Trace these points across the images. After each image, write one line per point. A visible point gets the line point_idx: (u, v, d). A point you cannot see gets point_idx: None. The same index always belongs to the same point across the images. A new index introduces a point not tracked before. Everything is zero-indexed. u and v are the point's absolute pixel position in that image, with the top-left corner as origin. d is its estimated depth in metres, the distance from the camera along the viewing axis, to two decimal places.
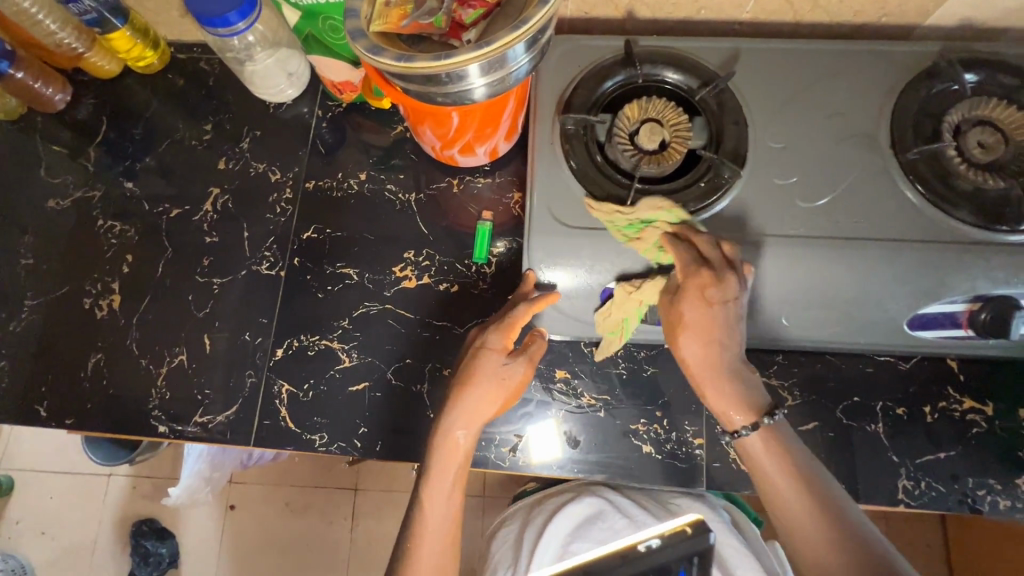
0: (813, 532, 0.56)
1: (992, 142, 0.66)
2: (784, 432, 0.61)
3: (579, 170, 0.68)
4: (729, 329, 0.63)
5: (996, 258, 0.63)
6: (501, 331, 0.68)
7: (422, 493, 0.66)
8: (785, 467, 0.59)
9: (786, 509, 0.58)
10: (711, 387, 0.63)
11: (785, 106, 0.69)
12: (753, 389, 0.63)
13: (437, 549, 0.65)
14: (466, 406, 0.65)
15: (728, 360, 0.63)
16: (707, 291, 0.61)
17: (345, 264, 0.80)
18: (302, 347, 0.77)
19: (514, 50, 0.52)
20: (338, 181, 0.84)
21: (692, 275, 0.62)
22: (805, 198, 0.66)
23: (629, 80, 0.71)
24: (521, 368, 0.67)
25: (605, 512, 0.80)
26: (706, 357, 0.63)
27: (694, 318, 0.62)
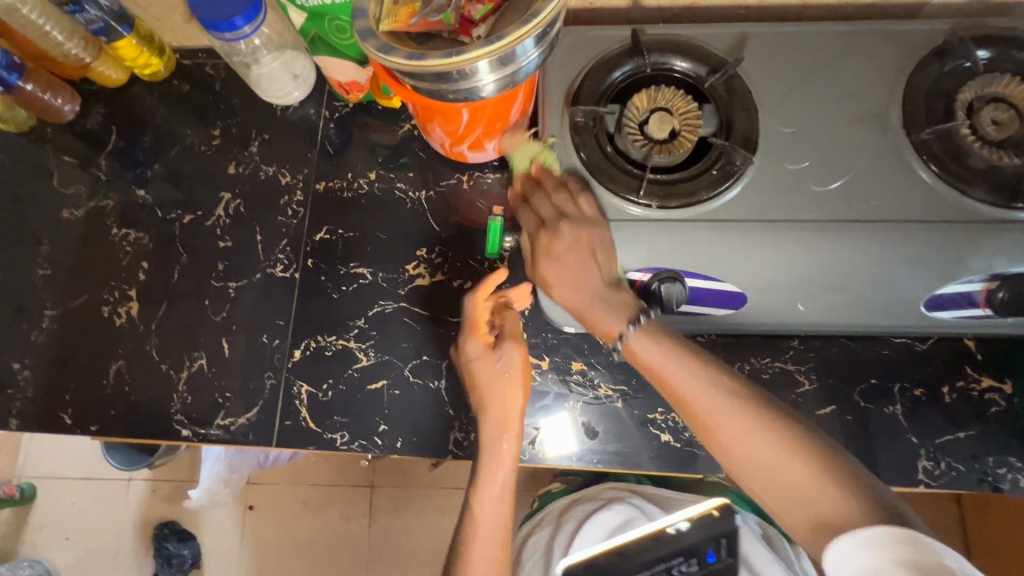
0: (725, 417, 0.56)
1: (1006, 118, 0.66)
2: (658, 325, 0.62)
3: (590, 162, 0.68)
4: (582, 261, 0.66)
5: (1012, 235, 0.63)
6: (475, 337, 0.70)
7: (473, 498, 0.68)
8: (676, 360, 0.59)
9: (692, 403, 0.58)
10: (590, 314, 0.65)
11: (796, 89, 0.69)
12: (620, 302, 0.64)
13: (492, 553, 0.67)
14: (494, 413, 0.67)
15: (588, 292, 0.66)
16: (552, 245, 0.68)
17: (358, 264, 0.81)
18: (320, 347, 0.78)
19: (523, 45, 0.53)
20: (347, 181, 0.84)
21: (537, 237, 0.70)
22: (818, 182, 0.66)
23: (636, 69, 0.70)
24: (516, 352, 0.68)
25: (635, 518, 0.83)
26: (574, 296, 0.66)
27: (550, 270, 0.68)
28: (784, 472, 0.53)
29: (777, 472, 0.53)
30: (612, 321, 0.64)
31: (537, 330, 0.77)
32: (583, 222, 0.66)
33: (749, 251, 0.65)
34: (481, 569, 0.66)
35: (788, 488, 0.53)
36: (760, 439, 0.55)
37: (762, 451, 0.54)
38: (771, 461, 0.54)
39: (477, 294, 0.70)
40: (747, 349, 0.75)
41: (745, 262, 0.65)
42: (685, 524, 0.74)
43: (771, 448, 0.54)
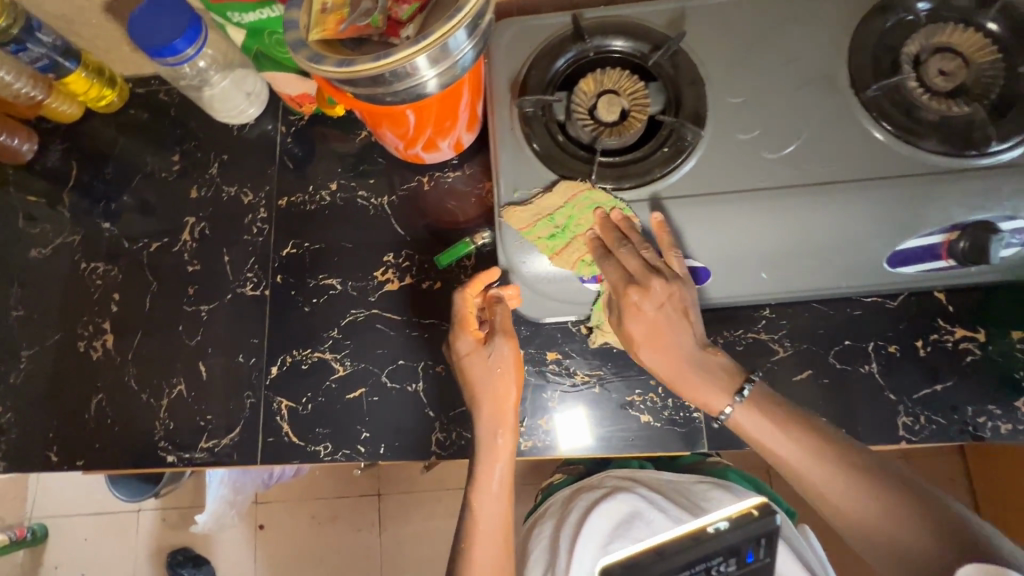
0: (825, 482, 0.58)
1: (953, 68, 0.66)
2: (757, 391, 0.63)
3: (543, 152, 0.68)
4: (673, 325, 0.64)
5: (969, 184, 0.62)
6: (464, 333, 0.68)
7: (472, 497, 0.67)
8: (774, 427, 0.61)
9: (791, 466, 0.60)
10: (682, 385, 0.65)
11: (743, 57, 0.68)
12: (711, 365, 0.64)
13: (494, 550, 0.66)
14: (487, 412, 0.67)
15: (686, 352, 0.64)
16: (642, 302, 0.64)
17: (327, 275, 0.81)
18: (296, 362, 0.78)
19: (455, 37, 0.53)
20: (310, 194, 0.84)
21: (624, 291, 0.64)
22: (771, 148, 0.66)
23: (580, 54, 0.69)
24: (506, 347, 0.67)
25: (641, 510, 0.83)
26: (669, 358, 0.65)
27: (639, 330, 0.65)
28: (882, 531, 0.54)
29: (866, 521, 0.55)
30: (713, 394, 0.63)
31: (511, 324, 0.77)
32: (672, 279, 0.64)
33: (708, 226, 0.65)
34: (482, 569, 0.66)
35: (865, 530, 0.56)
36: (845, 484, 0.57)
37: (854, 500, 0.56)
38: (841, 503, 0.57)
39: (466, 290, 0.68)
40: (719, 323, 0.75)
41: (699, 239, 0.66)
42: (724, 523, 0.70)
43: (870, 508, 0.55)
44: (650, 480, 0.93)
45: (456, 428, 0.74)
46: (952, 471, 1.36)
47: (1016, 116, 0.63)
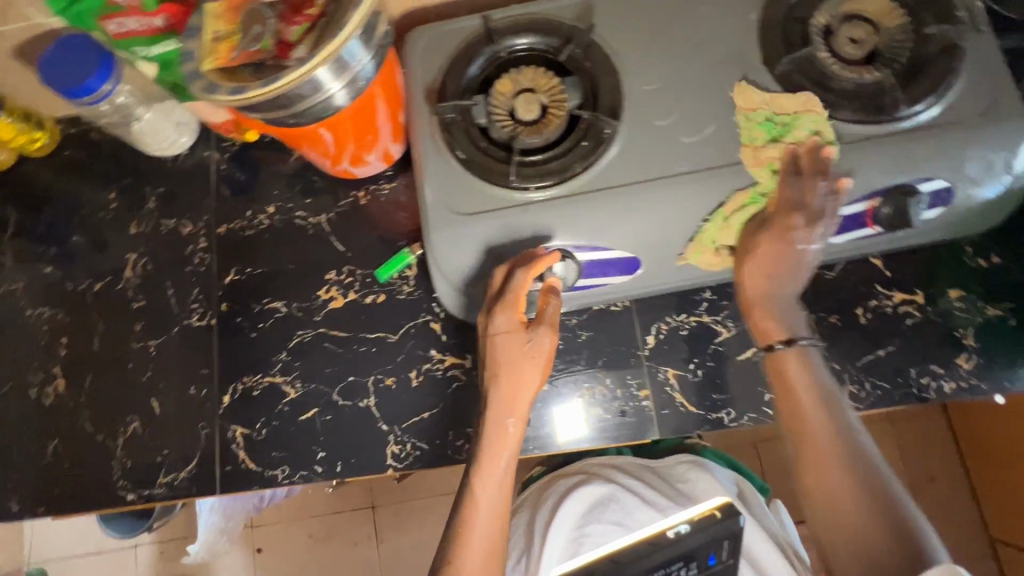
0: (837, 469, 0.57)
1: (863, 35, 0.66)
2: (811, 356, 0.62)
3: (467, 158, 0.68)
4: (793, 267, 0.64)
5: (884, 149, 0.63)
6: (509, 311, 0.65)
7: (473, 479, 0.64)
8: (815, 395, 0.60)
9: (809, 438, 0.59)
10: (761, 309, 0.65)
11: (655, 44, 0.68)
12: (795, 320, 0.65)
13: (487, 534, 0.63)
14: (507, 391, 0.66)
15: (782, 297, 0.65)
16: (790, 225, 0.62)
17: (272, 298, 0.81)
18: (247, 389, 0.78)
19: (348, 48, 0.54)
20: (248, 219, 0.84)
21: (783, 215, 0.62)
22: (688, 132, 0.65)
23: (493, 55, 0.69)
24: (547, 338, 0.66)
25: (617, 492, 0.84)
26: (760, 285, 0.65)
27: (766, 248, 0.63)
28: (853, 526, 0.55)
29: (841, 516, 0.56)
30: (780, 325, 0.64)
31: (457, 330, 0.77)
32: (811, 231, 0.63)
33: (633, 216, 0.65)
34: (477, 550, 0.62)
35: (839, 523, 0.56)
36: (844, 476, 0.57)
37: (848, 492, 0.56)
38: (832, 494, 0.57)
39: (531, 271, 0.63)
40: (659, 310, 0.76)
41: (627, 230, 0.65)
42: (686, 527, 0.76)
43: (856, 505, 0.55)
44: (627, 467, 0.90)
45: (410, 439, 0.75)
46: (935, 427, 1.37)
47: (927, 79, 0.63)
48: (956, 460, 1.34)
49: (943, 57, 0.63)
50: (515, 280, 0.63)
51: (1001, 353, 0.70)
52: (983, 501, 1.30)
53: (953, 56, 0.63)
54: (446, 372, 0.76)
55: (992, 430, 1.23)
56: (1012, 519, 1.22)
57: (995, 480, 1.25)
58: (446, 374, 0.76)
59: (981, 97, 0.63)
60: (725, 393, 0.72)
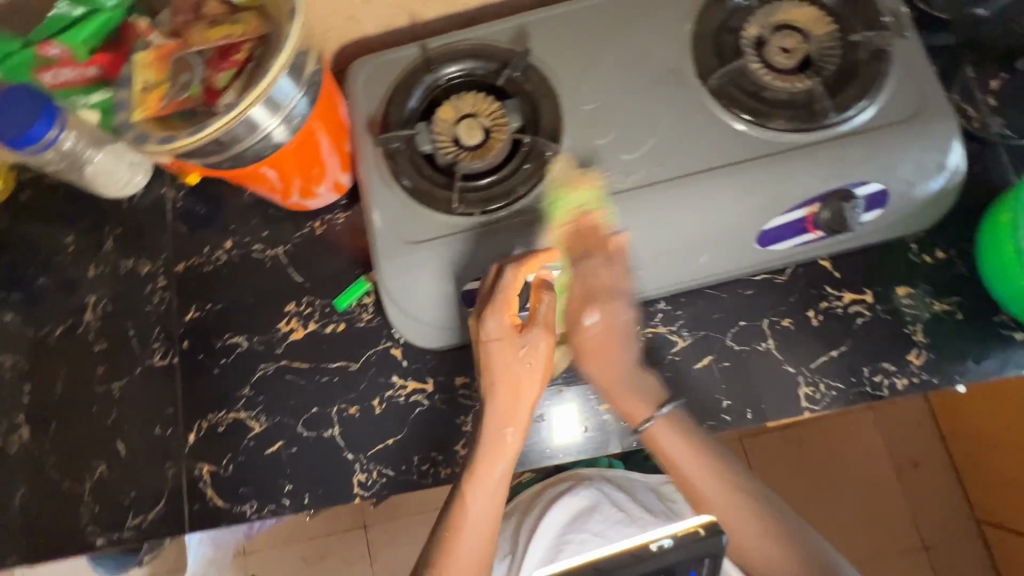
0: (739, 527, 0.63)
1: (793, 44, 0.67)
2: (681, 417, 0.66)
3: (413, 187, 0.68)
4: (628, 344, 0.67)
5: (818, 156, 0.64)
6: (501, 314, 0.63)
7: (466, 487, 0.64)
8: (697, 460, 0.64)
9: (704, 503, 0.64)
10: (616, 395, 0.67)
11: (591, 63, 0.69)
12: (647, 388, 0.67)
13: (476, 544, 0.63)
14: (503, 403, 0.64)
15: (627, 373, 0.67)
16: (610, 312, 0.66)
17: (233, 333, 0.81)
18: (212, 426, 0.78)
19: (279, 86, 0.55)
20: (206, 255, 0.84)
21: (600, 301, 0.66)
22: (628, 149, 0.66)
23: (434, 83, 0.70)
24: (543, 341, 0.64)
25: (601, 503, 0.84)
26: (610, 369, 0.66)
27: (591, 339, 0.66)
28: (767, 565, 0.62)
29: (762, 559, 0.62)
30: (640, 404, 0.67)
31: (417, 355, 0.77)
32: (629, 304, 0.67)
33: (578, 235, 0.66)
34: (466, 560, 0.62)
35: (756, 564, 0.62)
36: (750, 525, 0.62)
37: (755, 540, 0.62)
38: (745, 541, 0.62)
39: (522, 271, 0.62)
40: None
41: (575, 248, 0.66)
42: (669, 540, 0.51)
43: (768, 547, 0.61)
44: (620, 481, 0.90)
45: (376, 466, 0.75)
46: (915, 413, 1.37)
47: (856, 85, 0.64)
48: (937, 444, 1.34)
49: (871, 62, 0.65)
50: (505, 281, 0.62)
51: (950, 346, 0.71)
52: (967, 484, 1.29)
53: (880, 61, 0.64)
54: (408, 399, 0.76)
55: (971, 412, 1.23)
56: (997, 501, 1.21)
57: (976, 461, 1.25)
58: (408, 400, 0.76)
59: (909, 100, 0.64)
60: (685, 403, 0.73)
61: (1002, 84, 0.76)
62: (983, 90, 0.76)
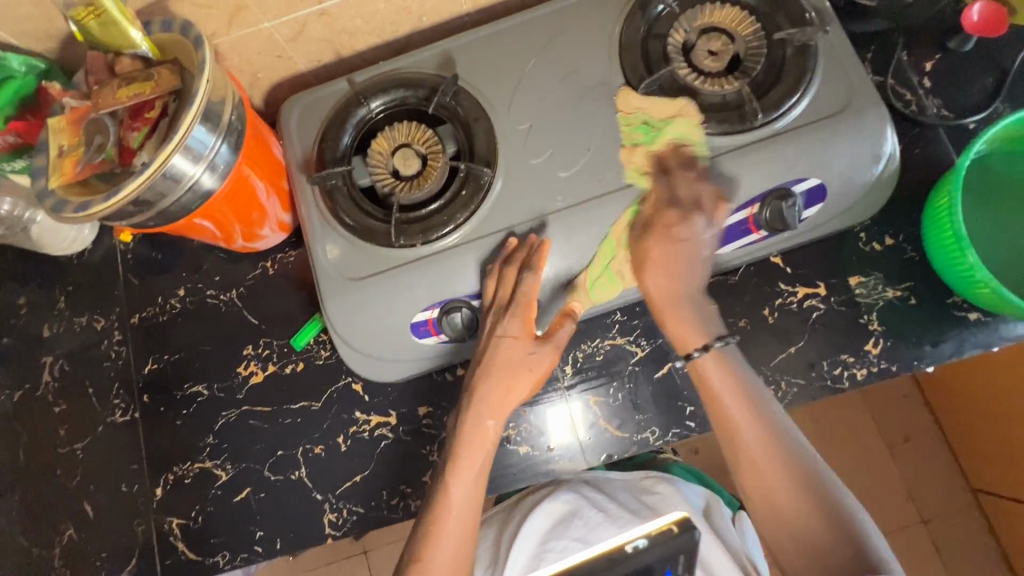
0: (769, 476, 0.57)
1: (720, 46, 0.67)
2: (735, 358, 0.62)
3: (352, 221, 0.67)
4: (692, 262, 0.63)
5: (753, 157, 0.64)
6: (510, 316, 0.63)
7: (448, 475, 0.63)
8: (744, 399, 0.60)
9: (738, 446, 0.59)
10: (670, 313, 0.63)
11: (521, 83, 0.68)
12: (708, 320, 0.63)
13: (456, 533, 0.62)
14: (494, 393, 0.64)
15: (687, 293, 0.63)
16: (675, 226, 0.62)
17: (192, 382, 0.80)
18: (178, 478, 0.77)
19: (194, 134, 0.55)
20: (160, 305, 0.83)
21: (661, 214, 0.63)
22: (564, 166, 0.66)
23: (366, 116, 0.70)
24: (549, 359, 0.65)
25: (581, 507, 0.77)
26: (670, 287, 0.63)
27: (658, 253, 0.63)
28: (805, 530, 0.55)
29: (794, 521, 0.55)
30: (694, 333, 0.62)
31: (378, 388, 0.76)
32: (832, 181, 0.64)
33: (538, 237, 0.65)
34: (446, 553, 0.61)
35: (790, 528, 0.56)
36: (790, 487, 0.56)
37: (789, 498, 0.56)
38: (774, 497, 0.57)
39: (536, 275, 0.62)
40: (576, 337, 0.75)
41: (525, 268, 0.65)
42: (643, 541, 0.57)
43: (804, 508, 0.55)
44: (599, 481, 0.84)
45: (345, 505, 0.74)
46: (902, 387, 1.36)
47: (784, 83, 0.64)
48: (927, 417, 1.33)
49: (796, 59, 0.65)
50: (520, 285, 0.63)
51: (906, 331, 0.70)
52: (960, 454, 1.28)
53: (805, 57, 0.64)
54: (373, 433, 0.75)
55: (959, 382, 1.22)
56: (993, 470, 1.20)
57: (968, 431, 1.24)
58: (373, 434, 0.75)
59: (838, 93, 0.64)
60: (646, 413, 0.72)
61: (935, 65, 0.77)
62: (918, 71, 0.77)
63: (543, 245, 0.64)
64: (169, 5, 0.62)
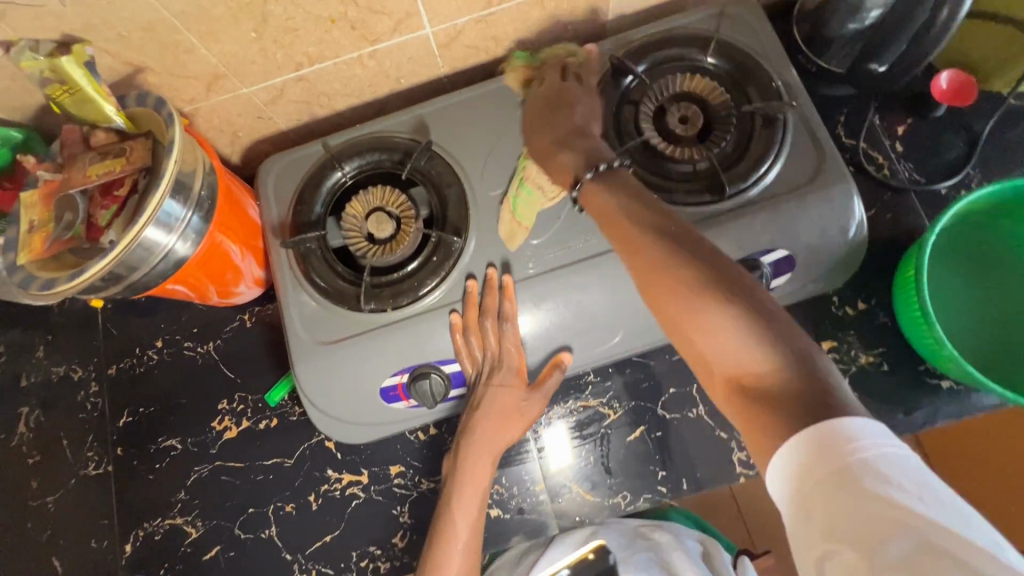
0: (676, 294, 0.44)
1: (691, 115, 0.67)
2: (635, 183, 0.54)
3: (324, 284, 0.67)
4: (553, 114, 0.66)
5: (722, 228, 0.64)
6: (502, 368, 0.66)
7: (448, 512, 0.65)
8: (640, 221, 0.50)
9: (642, 268, 0.48)
10: (553, 164, 0.63)
11: (495, 149, 0.70)
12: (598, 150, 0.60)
13: (458, 568, 0.63)
14: (486, 433, 0.67)
15: (564, 138, 0.63)
16: (540, 96, 0.69)
17: (167, 436, 0.80)
18: (149, 534, 0.77)
19: (164, 209, 0.55)
20: (138, 356, 0.84)
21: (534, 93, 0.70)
22: (535, 234, 0.67)
23: (341, 181, 0.71)
24: (538, 406, 0.68)
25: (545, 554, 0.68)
26: (546, 142, 0.65)
27: (531, 118, 0.68)
28: (721, 347, 0.41)
29: (709, 337, 0.42)
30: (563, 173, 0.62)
31: (351, 447, 0.76)
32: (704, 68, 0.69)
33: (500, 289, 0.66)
34: None
35: (706, 347, 0.42)
36: (698, 295, 0.43)
37: (696, 312, 0.43)
38: (681, 311, 0.44)
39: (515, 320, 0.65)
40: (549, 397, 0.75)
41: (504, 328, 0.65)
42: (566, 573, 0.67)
43: (717, 319, 0.42)
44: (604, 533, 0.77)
45: (314, 566, 0.73)
46: None
47: (751, 153, 0.65)
48: None
49: (764, 130, 0.65)
50: (504, 333, 0.65)
51: (879, 398, 0.70)
52: None
53: (773, 129, 0.65)
54: (344, 491, 0.75)
55: None
56: None
57: None
58: (345, 493, 0.75)
59: (805, 164, 0.65)
60: (618, 477, 0.72)
61: (908, 129, 0.78)
62: (890, 136, 0.78)
63: (507, 284, 0.65)
64: (146, 76, 0.63)
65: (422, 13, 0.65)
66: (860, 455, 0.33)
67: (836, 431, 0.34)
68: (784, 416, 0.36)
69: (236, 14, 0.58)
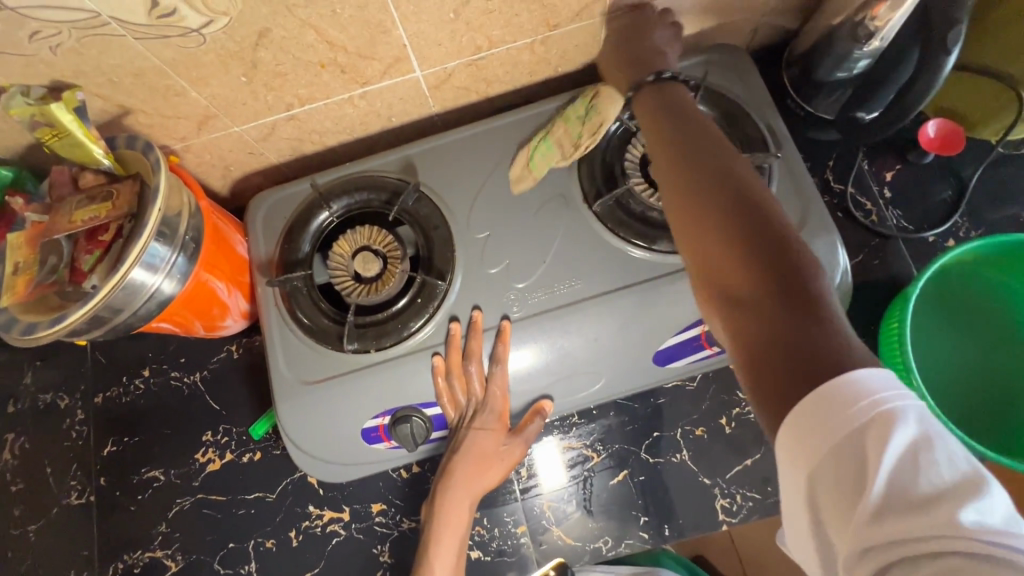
0: (704, 208, 0.44)
1: None
2: (695, 105, 0.53)
3: (309, 322, 0.68)
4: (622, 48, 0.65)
5: None
6: (486, 411, 0.66)
7: (425, 557, 0.65)
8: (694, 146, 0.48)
9: (679, 180, 0.47)
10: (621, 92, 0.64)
11: (482, 191, 0.70)
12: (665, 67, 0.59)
13: None
14: (467, 477, 0.67)
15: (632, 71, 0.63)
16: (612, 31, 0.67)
17: (150, 467, 0.80)
18: (128, 566, 0.77)
19: (147, 253, 0.56)
20: (124, 385, 0.84)
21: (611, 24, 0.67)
22: (520, 277, 0.67)
23: (328, 220, 0.71)
24: (519, 449, 0.68)
25: None
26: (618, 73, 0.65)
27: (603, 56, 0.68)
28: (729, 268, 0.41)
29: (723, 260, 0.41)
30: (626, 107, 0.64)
31: (333, 483, 0.76)
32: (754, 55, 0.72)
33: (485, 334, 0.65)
34: None
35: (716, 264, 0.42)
36: (719, 216, 0.42)
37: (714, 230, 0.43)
38: (704, 225, 0.43)
39: (502, 367, 0.65)
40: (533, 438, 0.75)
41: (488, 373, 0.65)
42: None
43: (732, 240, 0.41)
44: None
45: None
46: None
47: None
48: None
49: None
50: (490, 378, 0.65)
51: None
52: None
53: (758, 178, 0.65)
54: (325, 528, 0.75)
55: None
56: None
57: None
58: (326, 530, 0.75)
59: (791, 212, 0.65)
60: (599, 521, 0.72)
61: (896, 175, 0.78)
62: (878, 181, 0.78)
63: (505, 329, 0.65)
64: (135, 117, 0.63)
65: (412, 58, 0.65)
66: (852, 410, 0.33)
67: (832, 388, 0.33)
68: (774, 339, 0.37)
69: (225, 61, 0.58)
